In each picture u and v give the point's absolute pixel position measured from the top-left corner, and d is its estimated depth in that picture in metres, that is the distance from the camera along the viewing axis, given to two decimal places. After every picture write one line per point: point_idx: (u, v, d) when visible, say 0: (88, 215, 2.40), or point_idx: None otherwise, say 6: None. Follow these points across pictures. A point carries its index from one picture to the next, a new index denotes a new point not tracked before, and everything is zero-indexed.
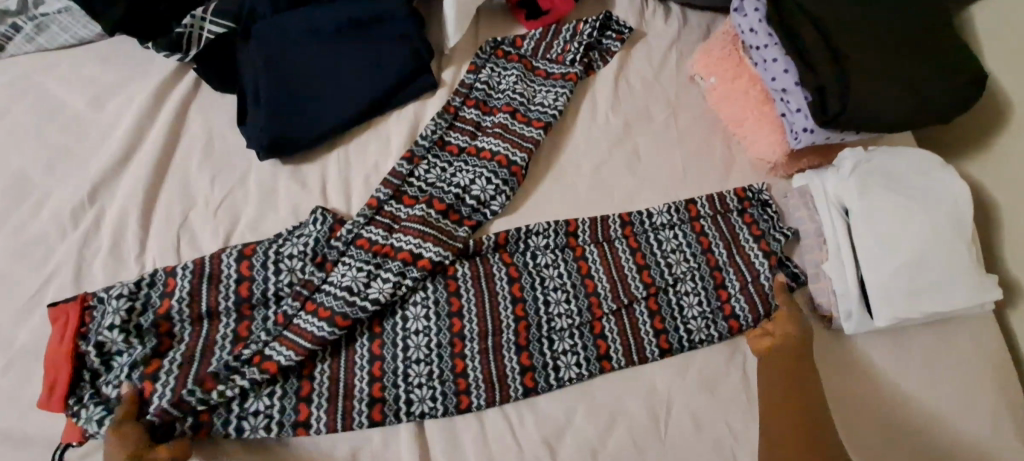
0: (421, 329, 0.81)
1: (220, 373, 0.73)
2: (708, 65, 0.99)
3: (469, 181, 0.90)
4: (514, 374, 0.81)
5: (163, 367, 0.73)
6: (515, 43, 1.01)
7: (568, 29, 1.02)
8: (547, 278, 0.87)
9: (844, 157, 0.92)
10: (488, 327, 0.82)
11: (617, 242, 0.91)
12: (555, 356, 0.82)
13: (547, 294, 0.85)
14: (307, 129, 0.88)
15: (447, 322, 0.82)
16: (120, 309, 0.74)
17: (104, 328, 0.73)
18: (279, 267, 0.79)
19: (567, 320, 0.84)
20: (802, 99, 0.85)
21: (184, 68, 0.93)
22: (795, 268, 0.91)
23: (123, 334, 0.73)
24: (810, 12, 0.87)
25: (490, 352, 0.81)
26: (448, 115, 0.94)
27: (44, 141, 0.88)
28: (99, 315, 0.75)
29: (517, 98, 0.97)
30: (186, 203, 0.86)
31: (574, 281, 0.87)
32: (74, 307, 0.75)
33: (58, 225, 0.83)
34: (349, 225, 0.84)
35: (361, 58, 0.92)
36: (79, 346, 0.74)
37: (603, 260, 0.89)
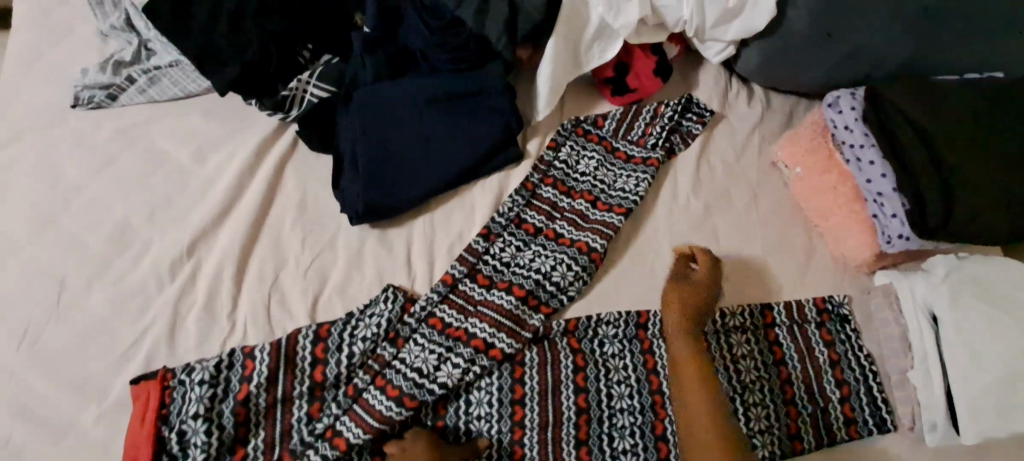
0: (483, 414, 0.82)
1: (297, 448, 0.77)
2: (794, 155, 0.99)
3: (549, 267, 0.91)
4: None
5: (249, 456, 0.76)
6: (596, 121, 1.02)
7: (650, 109, 1.03)
8: (612, 369, 0.87)
9: (936, 261, 0.91)
10: (548, 418, 0.82)
11: None
12: (615, 455, 0.82)
13: (611, 387, 0.85)
14: (399, 197, 0.91)
15: (508, 409, 0.82)
16: (203, 397, 0.76)
17: (188, 416, 0.75)
18: (354, 347, 0.81)
19: (628, 415, 0.84)
20: (898, 205, 0.85)
21: (283, 126, 0.97)
22: (879, 385, 0.90)
23: (206, 423, 0.75)
24: (909, 116, 0.86)
25: (549, 445, 0.81)
26: (525, 193, 0.96)
27: (149, 190, 0.91)
28: (180, 398, 0.77)
29: (598, 185, 0.98)
30: (277, 262, 0.88)
31: (638, 375, 0.86)
32: (154, 386, 0.77)
33: (158, 276, 0.86)
34: (420, 305, 0.85)
35: (454, 128, 0.94)
36: (161, 430, 0.75)
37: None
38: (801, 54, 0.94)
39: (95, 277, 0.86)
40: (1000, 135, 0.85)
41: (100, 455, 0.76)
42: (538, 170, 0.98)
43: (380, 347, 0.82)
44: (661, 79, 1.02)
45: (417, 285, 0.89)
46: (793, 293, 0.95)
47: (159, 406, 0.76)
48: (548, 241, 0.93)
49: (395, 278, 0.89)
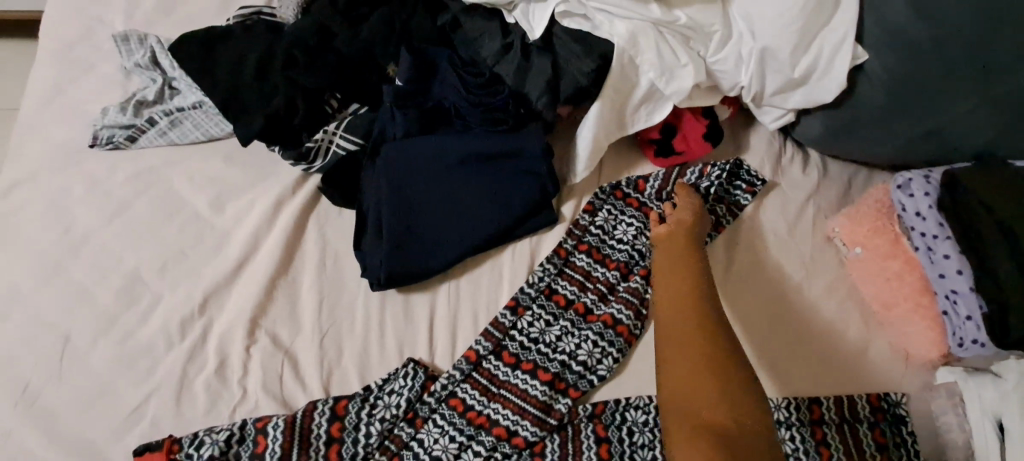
0: None
1: None
2: (855, 233, 0.91)
3: (574, 347, 0.84)
4: None
5: None
6: (635, 183, 0.95)
7: (694, 172, 0.95)
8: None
9: (1010, 365, 0.81)
10: None
11: None
12: None
13: None
14: (423, 260, 0.85)
15: None
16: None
17: None
18: (371, 427, 0.76)
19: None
20: (975, 307, 0.76)
21: (307, 176, 0.92)
22: None
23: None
24: (993, 207, 0.77)
25: None
26: (559, 257, 0.90)
27: (163, 241, 0.87)
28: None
29: (636, 257, 0.91)
30: (293, 325, 0.83)
31: None
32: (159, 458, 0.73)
33: (167, 335, 0.81)
34: (442, 383, 0.80)
35: (486, 189, 0.88)
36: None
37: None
38: (867, 128, 0.87)
39: (101, 333, 0.81)
40: None
41: None
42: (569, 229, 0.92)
43: (397, 427, 0.77)
44: (710, 143, 0.95)
45: (437, 357, 0.84)
46: (851, 387, 0.86)
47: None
48: (579, 317, 0.87)
49: (415, 349, 0.84)
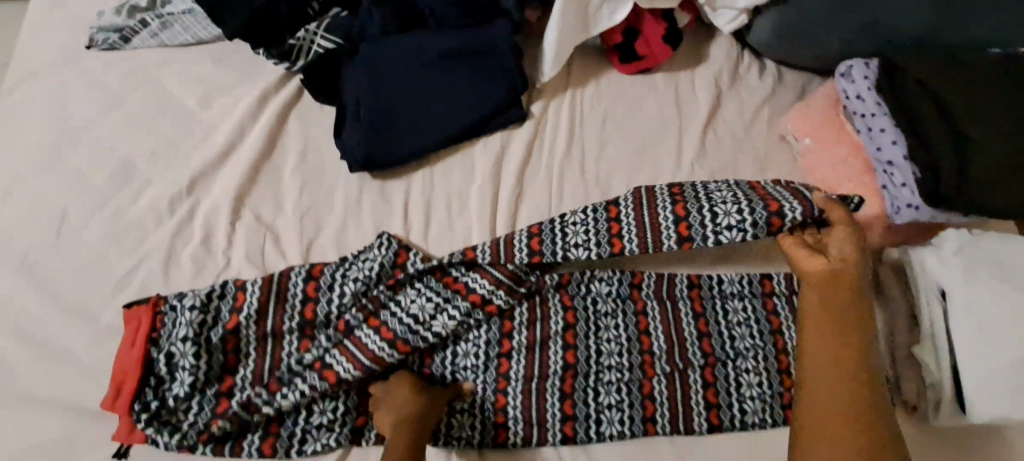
0: (469, 365, 0.83)
1: (284, 376, 0.77)
2: (807, 127, 0.96)
3: (572, 240, 0.85)
4: (555, 421, 0.82)
5: (237, 384, 0.77)
6: (770, 225, 0.81)
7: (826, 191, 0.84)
8: (604, 327, 0.86)
9: (947, 236, 0.87)
10: (534, 371, 0.83)
11: (681, 302, 0.89)
12: (599, 409, 0.83)
13: (600, 344, 0.85)
14: (399, 147, 0.91)
15: (494, 361, 0.84)
16: (192, 322, 0.77)
17: (177, 340, 0.76)
18: (345, 287, 0.81)
19: (616, 372, 0.84)
20: (910, 174, 0.82)
21: (289, 75, 0.97)
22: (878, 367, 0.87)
23: (194, 346, 0.76)
24: (929, 84, 0.83)
25: (533, 395, 0.82)
26: (607, 234, 0.85)
27: (153, 130, 0.92)
28: (170, 323, 0.77)
29: (698, 221, 0.84)
30: (276, 205, 0.89)
31: (630, 335, 0.86)
32: (146, 310, 0.78)
33: (157, 212, 0.87)
34: (415, 255, 0.85)
35: (459, 85, 0.94)
36: (150, 352, 0.77)
37: (665, 319, 0.87)
38: (815, 26, 0.93)
39: (95, 211, 0.87)
40: None
41: (91, 378, 0.78)
42: (640, 237, 0.84)
43: (372, 290, 0.82)
44: (670, 46, 1.01)
45: (412, 236, 0.89)
46: None
47: (149, 330, 0.77)
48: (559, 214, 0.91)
49: (391, 228, 0.89)
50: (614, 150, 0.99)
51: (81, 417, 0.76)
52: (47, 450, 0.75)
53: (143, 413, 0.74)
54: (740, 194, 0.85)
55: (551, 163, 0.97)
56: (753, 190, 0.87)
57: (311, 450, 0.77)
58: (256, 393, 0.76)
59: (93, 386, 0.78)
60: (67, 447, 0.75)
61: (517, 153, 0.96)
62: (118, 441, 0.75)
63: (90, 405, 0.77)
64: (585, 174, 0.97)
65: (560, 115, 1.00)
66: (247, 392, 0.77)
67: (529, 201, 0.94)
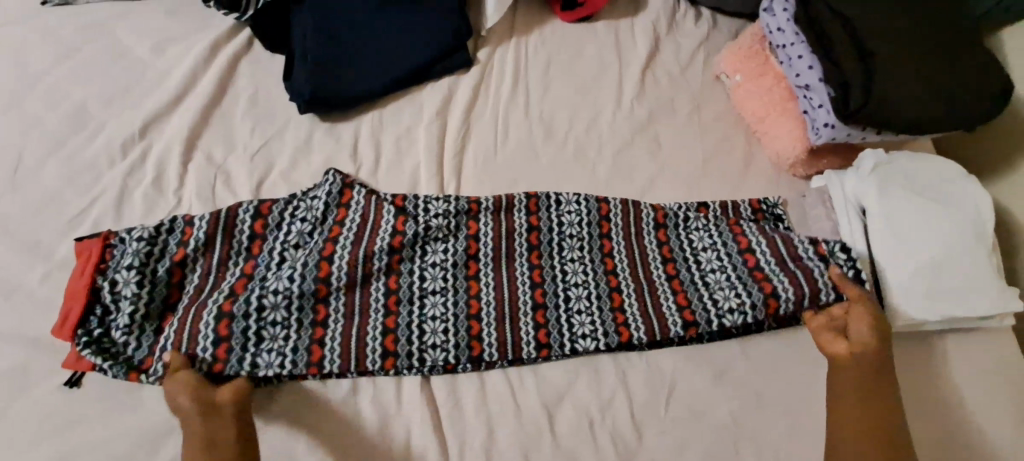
0: (438, 289, 0.84)
1: (223, 295, 0.78)
2: (734, 63, 1.02)
3: (576, 295, 0.86)
4: (528, 340, 0.83)
5: (174, 321, 0.78)
6: (766, 307, 0.84)
7: (818, 264, 0.87)
8: (567, 248, 0.90)
9: (864, 157, 0.92)
10: (502, 295, 0.85)
11: (647, 234, 0.92)
12: (573, 332, 0.84)
13: (564, 264, 0.89)
14: (347, 89, 0.94)
15: (464, 283, 0.85)
16: (139, 252, 0.78)
17: (122, 267, 0.77)
18: (293, 226, 0.84)
19: (586, 315, 0.85)
20: (825, 95, 0.87)
21: (239, 26, 1.00)
22: None
23: (138, 276, 0.77)
24: (839, 12, 0.89)
25: (505, 318, 0.84)
26: (609, 305, 0.86)
27: (106, 78, 0.94)
28: (118, 254, 0.79)
29: (699, 294, 0.86)
30: (227, 146, 0.91)
31: (593, 255, 0.90)
32: (96, 243, 0.80)
33: (110, 153, 0.89)
34: (359, 190, 0.88)
35: (404, 31, 0.98)
36: (98, 281, 0.78)
37: (626, 241, 0.91)
38: None
39: (49, 153, 0.89)
40: (928, 35, 0.89)
41: (44, 311, 0.80)
42: (641, 308, 0.86)
43: (319, 226, 0.85)
44: None
45: (362, 174, 0.92)
46: (730, 193, 0.97)
47: (98, 261, 0.79)
48: (530, 192, 0.93)
49: (341, 166, 0.92)
50: (557, 92, 1.03)
51: (31, 346, 0.77)
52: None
53: (86, 337, 0.75)
54: (733, 273, 0.87)
55: (497, 105, 1.01)
56: (750, 267, 0.88)
57: (265, 375, 0.76)
58: (205, 326, 0.75)
59: (46, 317, 0.79)
60: (17, 374, 0.76)
61: (463, 95, 1.00)
62: (68, 369, 0.75)
63: (40, 336, 0.78)
64: (530, 114, 1.01)
65: (506, 61, 1.05)
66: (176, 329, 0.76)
67: (476, 140, 0.97)
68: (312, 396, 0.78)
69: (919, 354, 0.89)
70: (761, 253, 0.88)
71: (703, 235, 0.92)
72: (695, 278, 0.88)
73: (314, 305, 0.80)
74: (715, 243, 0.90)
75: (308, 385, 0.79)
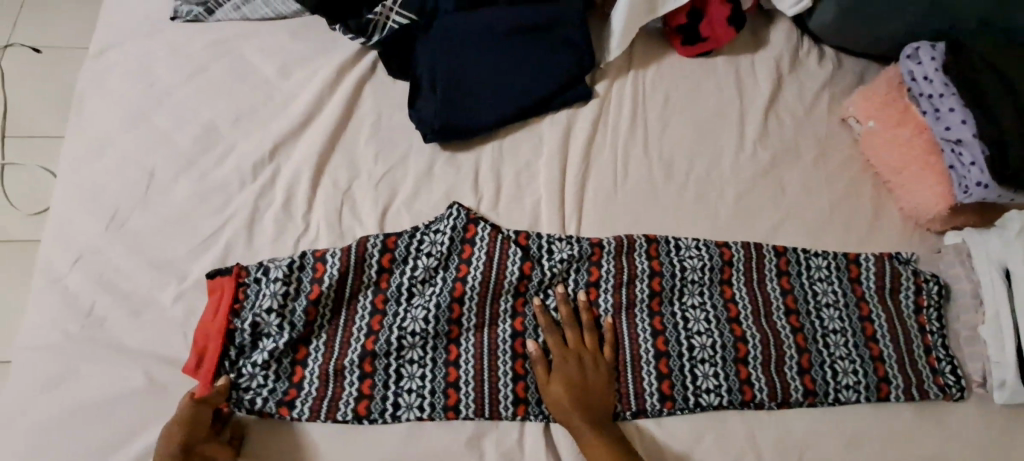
0: (564, 334, 0.83)
1: (361, 336, 0.80)
2: (868, 109, 0.97)
3: (702, 346, 0.85)
4: (656, 391, 0.82)
5: (311, 355, 0.79)
6: (879, 390, 0.84)
7: (922, 353, 0.87)
8: (688, 294, 0.89)
9: (1011, 216, 0.87)
10: (624, 343, 0.85)
11: (769, 281, 0.91)
12: (699, 386, 0.83)
13: (686, 310, 0.87)
14: (472, 120, 0.93)
15: (588, 329, 0.84)
16: (277, 294, 0.79)
17: (263, 309, 0.78)
18: (418, 262, 0.84)
19: (709, 366, 0.84)
20: (978, 152, 0.83)
21: (364, 50, 1.00)
22: (953, 367, 0.86)
23: (277, 319, 0.79)
24: (995, 65, 0.85)
25: (630, 368, 0.84)
26: (734, 356, 0.85)
27: (235, 98, 0.96)
28: (252, 295, 0.80)
29: (820, 357, 0.86)
30: (351, 172, 0.91)
31: (717, 303, 0.88)
32: (229, 281, 0.80)
33: (240, 175, 0.90)
34: (483, 227, 0.87)
35: (529, 62, 0.97)
36: (232, 323, 0.79)
37: (750, 288, 0.90)
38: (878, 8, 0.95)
39: (181, 172, 0.90)
40: None
41: (178, 332, 0.81)
42: (765, 362, 0.85)
43: (445, 263, 0.84)
44: (734, 28, 1.04)
45: (482, 208, 0.91)
46: (857, 246, 0.94)
47: (233, 300, 0.79)
48: (649, 236, 0.91)
49: (462, 198, 0.91)
50: (676, 130, 1.01)
51: (171, 368, 0.79)
52: (137, 397, 0.76)
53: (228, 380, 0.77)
54: (850, 339, 0.87)
55: (615, 140, 0.99)
56: (864, 331, 0.87)
57: (405, 417, 0.77)
58: (348, 368, 0.78)
59: (182, 338, 0.80)
60: (155, 394, 0.77)
61: (582, 130, 0.98)
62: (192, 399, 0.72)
63: (176, 358, 0.79)
64: (649, 152, 0.99)
65: (623, 95, 1.03)
66: (320, 363, 0.78)
67: (596, 176, 0.96)
68: (439, 437, 0.77)
69: None
70: (879, 326, 0.88)
71: (826, 291, 0.90)
72: (817, 339, 0.87)
73: (446, 346, 0.81)
74: (836, 304, 0.89)
75: (435, 425, 0.78)
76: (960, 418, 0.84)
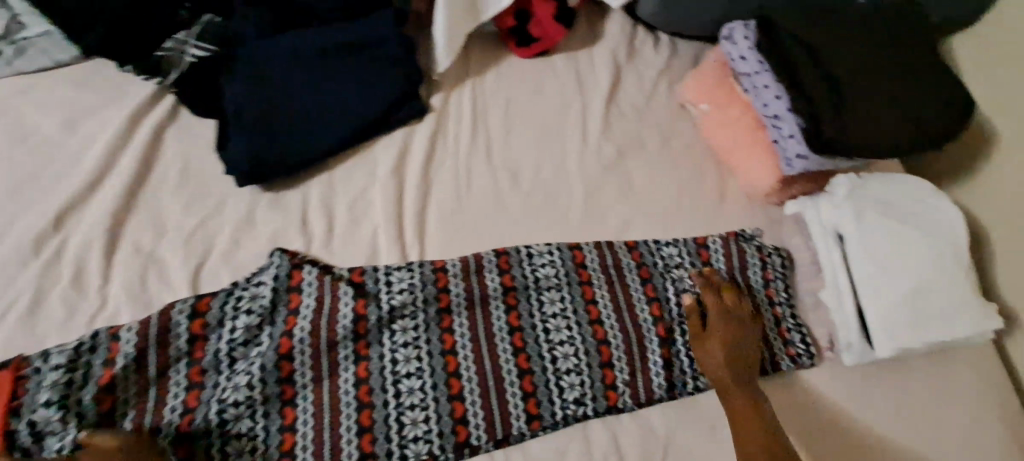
0: (413, 371, 0.78)
1: (176, 416, 0.71)
2: (699, 93, 0.99)
3: (563, 357, 0.82)
4: (518, 414, 0.78)
5: None
6: None
7: (774, 326, 0.88)
8: (545, 303, 0.85)
9: (839, 183, 0.91)
10: (484, 368, 0.79)
11: (629, 274, 0.89)
12: (562, 401, 0.80)
13: (545, 321, 0.84)
14: (289, 154, 0.85)
15: (440, 360, 0.79)
16: (58, 383, 0.69)
17: (40, 405, 0.68)
18: (236, 322, 0.76)
19: (574, 376, 0.81)
20: (795, 126, 0.84)
21: (163, 91, 0.90)
22: (804, 335, 0.88)
23: (60, 411, 0.69)
24: (800, 38, 0.87)
25: (491, 394, 0.78)
26: (598, 361, 0.83)
27: (7, 164, 0.83)
28: (32, 388, 0.69)
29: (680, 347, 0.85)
30: (157, 232, 0.82)
31: (576, 306, 0.85)
32: (3, 378, 0.69)
33: (17, 252, 0.77)
34: (309, 271, 0.80)
35: (347, 83, 0.90)
36: (8, 426, 0.68)
37: (610, 286, 0.87)
38: None
39: None
40: (889, 56, 0.87)
41: None
42: (629, 363, 0.83)
43: (269, 316, 0.77)
44: (564, 25, 1.01)
45: (312, 249, 0.84)
46: (707, 230, 0.94)
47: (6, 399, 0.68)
48: (498, 249, 0.87)
49: (289, 241, 0.83)
50: (520, 134, 0.97)
51: None
52: None
53: None
54: None
55: (455, 154, 0.94)
56: None
57: None
58: None
59: None
60: None
61: (419, 148, 0.93)
62: None
63: None
64: (492, 161, 0.95)
65: (462, 105, 0.98)
66: None
67: (438, 195, 0.90)
68: None
69: (914, 374, 0.89)
70: None
71: (682, 278, 0.89)
72: (675, 328, 0.86)
73: (280, 408, 0.74)
74: (692, 289, 0.88)
75: None
76: (813, 386, 0.86)
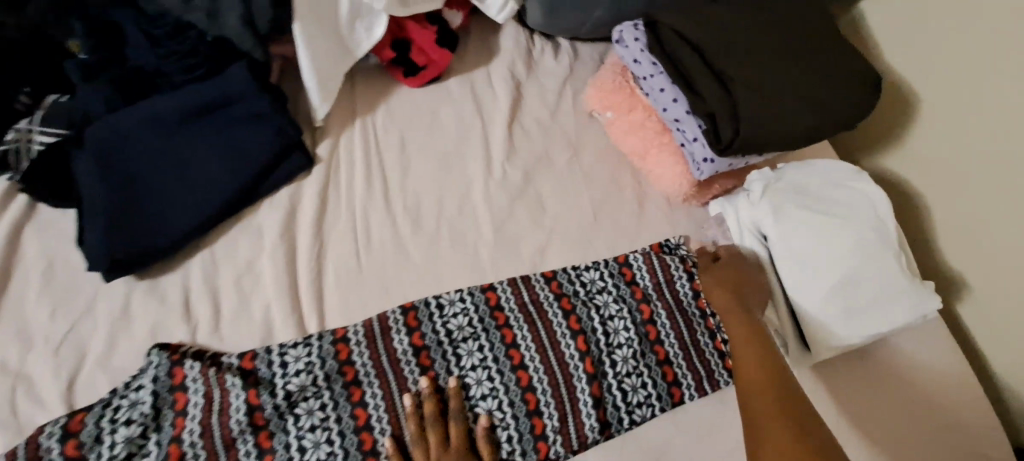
0: (322, 457, 0.71)
1: None
2: (603, 100, 0.92)
3: (488, 412, 0.76)
4: None
5: None
6: (672, 396, 0.80)
7: (708, 340, 0.84)
8: (462, 356, 0.78)
9: (753, 180, 0.88)
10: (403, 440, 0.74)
11: (549, 307, 0.81)
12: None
13: (465, 375, 0.77)
14: (158, 236, 0.78)
15: (353, 439, 0.73)
16: None
17: None
18: (115, 436, 0.69)
19: (501, 430, 0.75)
20: (697, 128, 0.81)
21: (15, 188, 0.82)
22: None
23: None
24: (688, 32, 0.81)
25: None
26: (525, 410, 0.76)
27: None
28: None
29: (612, 381, 0.79)
30: (21, 345, 0.74)
31: (496, 353, 0.78)
32: None
33: None
34: (191, 366, 0.73)
35: (211, 148, 0.82)
36: None
37: (531, 324, 0.80)
38: None
39: None
40: (781, 41, 0.82)
41: None
42: (559, 408, 0.77)
43: (155, 423, 0.70)
44: (446, 48, 0.96)
45: (199, 337, 0.77)
46: (629, 244, 0.89)
47: None
48: (405, 304, 0.81)
49: (173, 332, 0.76)
50: (419, 171, 0.91)
51: None
52: None
53: None
54: (638, 349, 0.81)
55: (350, 203, 0.87)
56: (649, 337, 0.82)
57: None
58: None
59: None
60: None
61: (309, 204, 0.86)
62: None
63: None
64: (391, 205, 0.88)
65: (353, 149, 0.91)
66: None
67: (335, 252, 0.84)
68: None
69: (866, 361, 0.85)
70: (662, 326, 0.83)
71: (608, 302, 0.83)
72: (604, 359, 0.80)
73: None
74: (619, 314, 0.82)
75: None
76: None
